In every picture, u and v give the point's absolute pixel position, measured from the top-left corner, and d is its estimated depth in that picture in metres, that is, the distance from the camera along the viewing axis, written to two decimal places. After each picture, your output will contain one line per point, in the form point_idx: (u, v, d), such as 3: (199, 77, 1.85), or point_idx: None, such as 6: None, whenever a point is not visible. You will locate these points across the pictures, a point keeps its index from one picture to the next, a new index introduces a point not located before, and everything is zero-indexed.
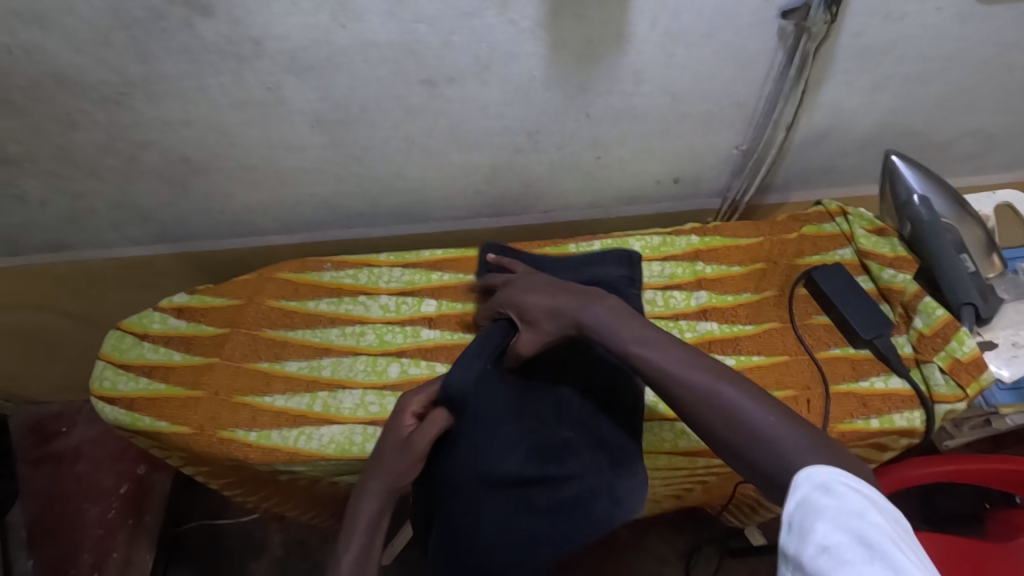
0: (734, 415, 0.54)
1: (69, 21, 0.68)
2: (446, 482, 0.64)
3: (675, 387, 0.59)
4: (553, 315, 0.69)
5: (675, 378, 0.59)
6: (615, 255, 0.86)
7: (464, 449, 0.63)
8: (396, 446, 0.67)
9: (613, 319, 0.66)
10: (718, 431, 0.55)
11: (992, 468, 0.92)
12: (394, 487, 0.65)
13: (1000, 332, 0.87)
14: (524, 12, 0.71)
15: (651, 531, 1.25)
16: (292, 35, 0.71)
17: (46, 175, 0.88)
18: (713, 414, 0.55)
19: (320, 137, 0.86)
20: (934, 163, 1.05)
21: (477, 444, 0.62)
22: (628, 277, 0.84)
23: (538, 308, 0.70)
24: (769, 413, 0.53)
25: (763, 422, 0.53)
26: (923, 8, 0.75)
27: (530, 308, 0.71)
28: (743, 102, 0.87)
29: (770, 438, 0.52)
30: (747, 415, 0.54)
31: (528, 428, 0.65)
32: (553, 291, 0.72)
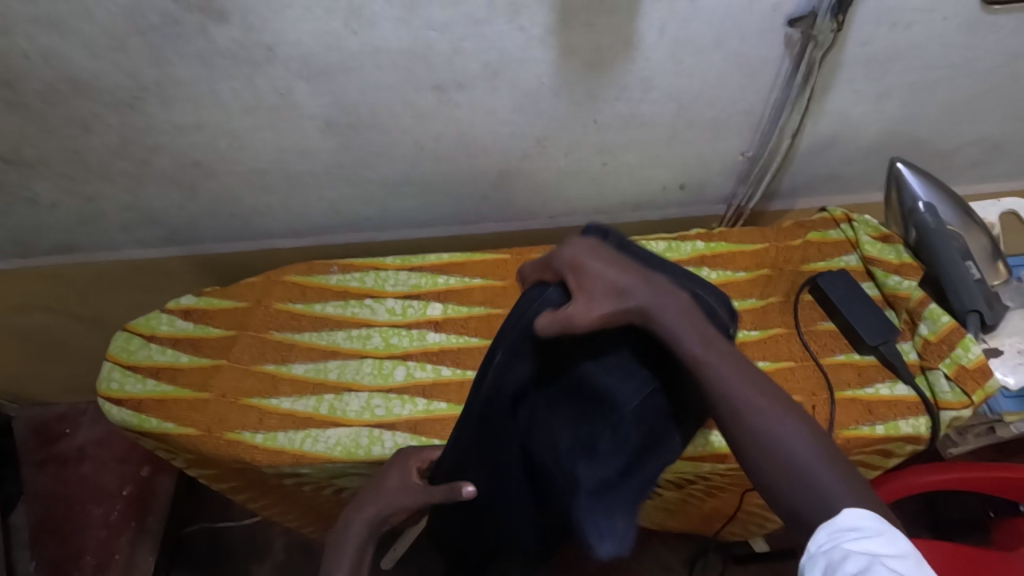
0: (787, 449, 0.53)
1: (86, 26, 0.69)
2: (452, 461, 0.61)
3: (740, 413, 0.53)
4: (618, 296, 0.50)
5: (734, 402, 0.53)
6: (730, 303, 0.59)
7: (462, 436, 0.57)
8: (394, 489, 0.67)
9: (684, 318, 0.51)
10: (760, 464, 0.53)
11: (995, 476, 0.93)
12: (381, 519, 0.66)
13: (1006, 339, 0.88)
14: (534, 20, 0.72)
15: (654, 537, 1.24)
16: (305, 41, 0.72)
17: (58, 177, 0.89)
18: (761, 447, 0.53)
19: (329, 141, 0.87)
20: (939, 171, 1.05)
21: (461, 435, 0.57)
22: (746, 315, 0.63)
23: (600, 281, 0.50)
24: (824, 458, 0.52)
25: (813, 461, 0.52)
26: (929, 17, 0.76)
27: (588, 280, 0.51)
28: (750, 110, 0.88)
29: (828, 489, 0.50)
30: (799, 451, 0.52)
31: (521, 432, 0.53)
32: (619, 267, 0.53)
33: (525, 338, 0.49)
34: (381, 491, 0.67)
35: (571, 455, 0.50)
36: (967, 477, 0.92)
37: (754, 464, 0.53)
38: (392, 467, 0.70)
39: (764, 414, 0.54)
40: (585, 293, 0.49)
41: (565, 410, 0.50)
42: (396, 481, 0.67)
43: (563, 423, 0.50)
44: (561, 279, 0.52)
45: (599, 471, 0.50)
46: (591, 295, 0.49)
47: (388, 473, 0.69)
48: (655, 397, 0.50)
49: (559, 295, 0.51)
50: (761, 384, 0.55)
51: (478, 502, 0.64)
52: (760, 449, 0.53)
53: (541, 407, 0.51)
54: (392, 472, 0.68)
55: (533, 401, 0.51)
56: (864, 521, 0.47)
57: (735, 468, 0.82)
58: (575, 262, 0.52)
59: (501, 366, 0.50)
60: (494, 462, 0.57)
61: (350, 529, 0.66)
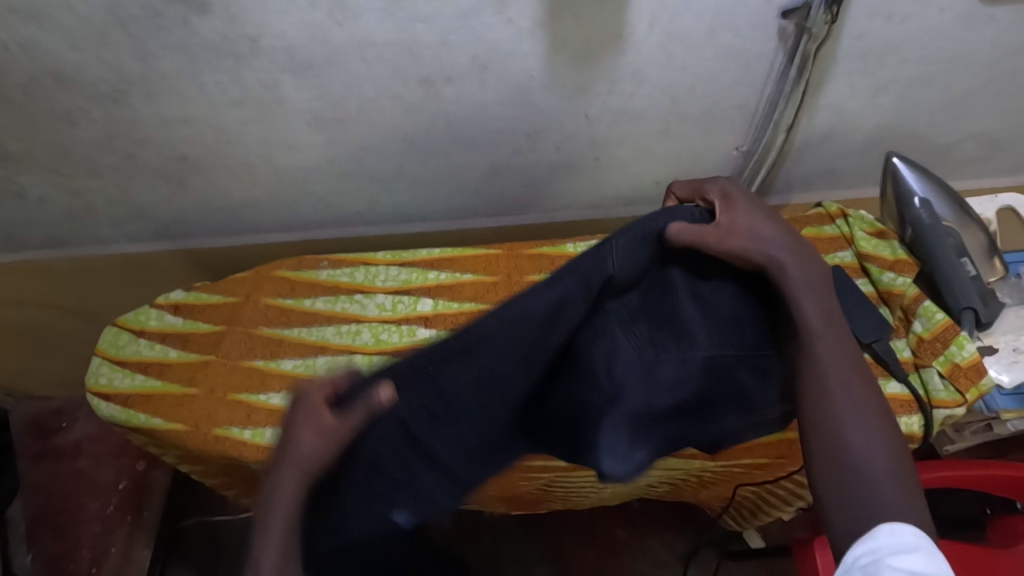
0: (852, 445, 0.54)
1: (67, 18, 0.68)
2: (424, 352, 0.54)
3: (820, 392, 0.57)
4: (749, 233, 0.60)
5: (827, 386, 0.56)
6: None
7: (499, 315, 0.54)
8: (306, 454, 0.49)
9: (806, 266, 0.59)
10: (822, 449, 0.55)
11: (990, 475, 0.92)
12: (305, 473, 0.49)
13: (1001, 337, 0.87)
14: (522, 11, 0.70)
15: (650, 533, 1.24)
16: (289, 33, 0.71)
17: (45, 172, 0.88)
18: (830, 438, 0.55)
19: (317, 135, 0.86)
20: (937, 166, 1.04)
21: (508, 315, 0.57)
22: None
23: (745, 220, 0.61)
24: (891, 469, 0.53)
25: (876, 468, 0.53)
26: (926, 10, 0.75)
27: (733, 215, 0.61)
28: (744, 103, 0.87)
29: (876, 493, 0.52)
30: (869, 461, 0.53)
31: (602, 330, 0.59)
32: (767, 216, 0.62)
33: (653, 238, 0.60)
34: (289, 467, 0.49)
35: (632, 367, 0.59)
36: (968, 475, 0.92)
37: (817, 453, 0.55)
38: (294, 423, 0.50)
39: (847, 417, 0.55)
40: (728, 224, 0.61)
41: (650, 324, 0.61)
42: (302, 446, 0.49)
43: (629, 335, 0.59)
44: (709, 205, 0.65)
45: (646, 393, 0.60)
46: (730, 230, 0.60)
47: (291, 441, 0.50)
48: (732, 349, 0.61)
49: (700, 215, 0.63)
50: (860, 388, 0.57)
51: (433, 406, 0.53)
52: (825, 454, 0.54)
53: (626, 313, 0.60)
54: (303, 432, 0.49)
55: (622, 311, 0.60)
56: (902, 538, 0.48)
57: (726, 464, 0.82)
58: (726, 194, 0.64)
59: (629, 249, 0.58)
60: (515, 356, 0.55)
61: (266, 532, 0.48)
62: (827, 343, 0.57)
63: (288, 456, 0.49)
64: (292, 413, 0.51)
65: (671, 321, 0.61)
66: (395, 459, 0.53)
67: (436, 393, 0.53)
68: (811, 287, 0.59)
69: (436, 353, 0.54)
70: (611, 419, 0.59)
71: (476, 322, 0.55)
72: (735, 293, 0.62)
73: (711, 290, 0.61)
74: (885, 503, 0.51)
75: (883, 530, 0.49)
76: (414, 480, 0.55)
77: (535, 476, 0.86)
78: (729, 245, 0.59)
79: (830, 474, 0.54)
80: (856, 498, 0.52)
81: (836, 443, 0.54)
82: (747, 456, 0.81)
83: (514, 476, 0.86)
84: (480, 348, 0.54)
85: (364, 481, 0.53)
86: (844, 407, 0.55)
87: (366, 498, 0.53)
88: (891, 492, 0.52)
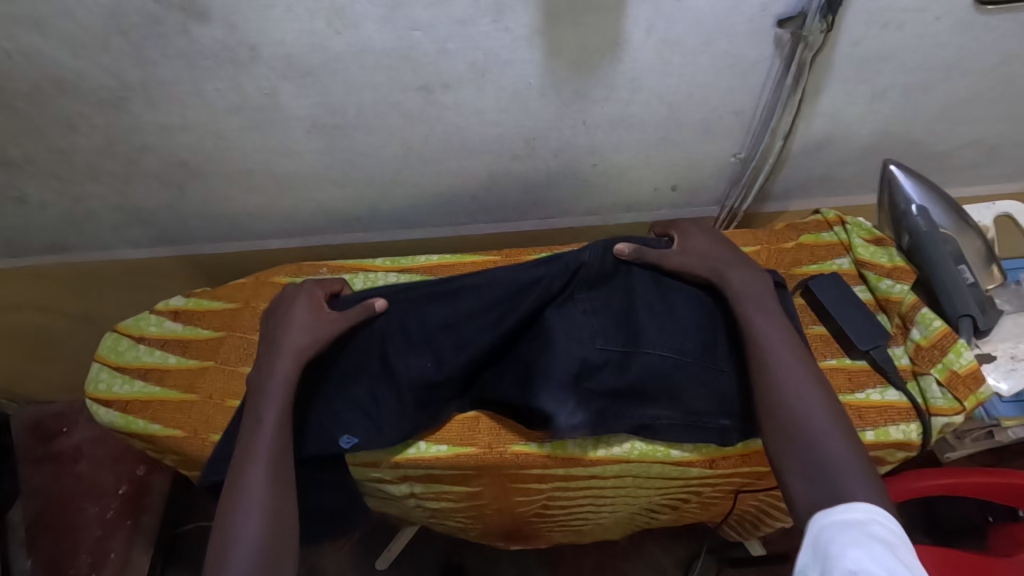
0: (812, 435, 0.63)
1: (68, 26, 0.68)
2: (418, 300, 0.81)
3: (777, 392, 0.67)
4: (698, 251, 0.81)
5: (770, 366, 0.69)
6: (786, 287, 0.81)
7: (492, 281, 0.80)
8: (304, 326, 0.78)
9: (747, 276, 0.78)
10: (783, 440, 0.64)
11: (993, 483, 0.91)
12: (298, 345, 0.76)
13: (1000, 345, 0.86)
14: (518, 19, 0.71)
15: (649, 539, 1.24)
16: (288, 41, 0.72)
17: (46, 177, 0.89)
18: (792, 431, 0.64)
19: (316, 141, 0.86)
20: (934, 173, 1.04)
21: (492, 286, 0.79)
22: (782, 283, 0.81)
23: (702, 243, 0.82)
24: (848, 453, 0.61)
25: (834, 452, 0.61)
26: (921, 18, 0.75)
27: (693, 235, 0.83)
28: (741, 111, 0.87)
29: (834, 471, 0.60)
30: (819, 430, 0.63)
31: (563, 316, 0.77)
32: (722, 246, 0.83)
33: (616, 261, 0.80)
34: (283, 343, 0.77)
35: (573, 335, 0.76)
36: (963, 483, 0.91)
37: (780, 442, 0.64)
38: (294, 307, 0.80)
39: (798, 393, 0.66)
40: (690, 244, 0.82)
41: (610, 314, 0.78)
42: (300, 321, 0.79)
43: (595, 313, 0.78)
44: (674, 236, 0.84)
45: (585, 358, 0.75)
46: (690, 250, 0.81)
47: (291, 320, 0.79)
48: (676, 343, 0.76)
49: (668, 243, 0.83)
50: (806, 373, 0.69)
51: (420, 333, 0.80)
52: (781, 427, 0.65)
53: (593, 296, 0.79)
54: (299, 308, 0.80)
55: (579, 306, 0.78)
56: (856, 513, 0.53)
57: (723, 474, 0.80)
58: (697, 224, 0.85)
59: (600, 252, 0.78)
60: (494, 313, 0.78)
61: (270, 376, 0.74)
62: (769, 328, 0.72)
63: (287, 330, 0.78)
64: (288, 306, 0.81)
65: (631, 304, 0.78)
66: (365, 361, 0.80)
67: (417, 319, 0.80)
68: (749, 294, 0.76)
69: (423, 296, 0.81)
70: (556, 373, 0.74)
71: (468, 278, 0.81)
72: (692, 299, 0.79)
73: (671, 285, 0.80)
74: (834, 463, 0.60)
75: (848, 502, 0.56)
76: (374, 386, 0.79)
77: (533, 486, 0.85)
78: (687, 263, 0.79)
79: (789, 446, 0.64)
80: (811, 463, 0.61)
81: (787, 415, 0.65)
82: (747, 465, 0.80)
83: (513, 487, 0.86)
84: (458, 295, 0.80)
85: (346, 378, 0.80)
86: (791, 386, 0.67)
87: (331, 384, 0.79)
88: (844, 458, 0.61)
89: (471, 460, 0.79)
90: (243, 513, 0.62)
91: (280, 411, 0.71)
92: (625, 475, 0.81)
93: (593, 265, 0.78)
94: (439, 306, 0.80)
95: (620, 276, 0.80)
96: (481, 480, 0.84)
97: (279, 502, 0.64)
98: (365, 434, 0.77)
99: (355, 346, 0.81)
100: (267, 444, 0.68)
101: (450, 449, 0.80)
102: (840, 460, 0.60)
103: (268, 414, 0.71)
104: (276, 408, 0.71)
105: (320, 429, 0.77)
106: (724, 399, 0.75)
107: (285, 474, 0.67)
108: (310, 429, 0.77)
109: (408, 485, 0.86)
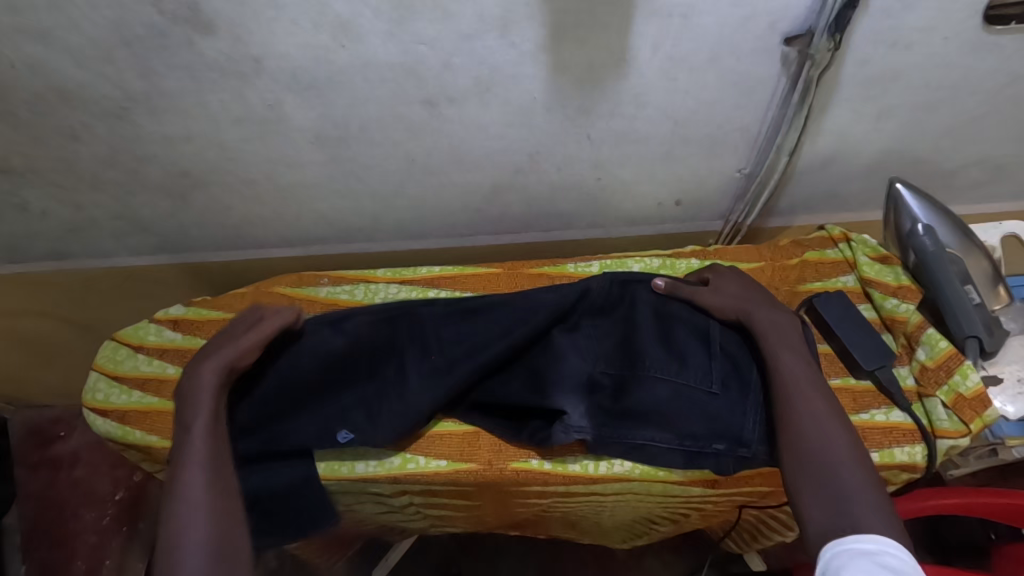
0: (833, 471, 0.62)
1: (72, 38, 0.68)
2: (434, 312, 0.83)
3: (802, 426, 0.66)
4: (718, 285, 0.83)
5: (790, 397, 0.69)
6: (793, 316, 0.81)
7: (514, 304, 0.82)
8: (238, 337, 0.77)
9: (772, 310, 0.78)
10: (803, 472, 0.64)
11: (995, 503, 0.90)
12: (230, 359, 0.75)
13: (1006, 367, 0.85)
14: (524, 36, 0.70)
15: (649, 553, 1.22)
16: (293, 54, 0.71)
17: (49, 186, 0.88)
18: (817, 465, 0.63)
19: (320, 153, 0.86)
20: (940, 190, 1.03)
21: (506, 309, 0.82)
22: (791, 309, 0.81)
23: (730, 281, 0.83)
24: (870, 493, 0.60)
25: (854, 490, 0.60)
26: (930, 39, 0.74)
27: (720, 273, 0.85)
28: (746, 128, 0.86)
29: (850, 508, 0.59)
30: (840, 465, 0.62)
31: (572, 338, 0.80)
32: (746, 286, 0.83)
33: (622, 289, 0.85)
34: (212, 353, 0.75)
35: (585, 353, 0.79)
36: (964, 502, 0.90)
37: (800, 476, 0.63)
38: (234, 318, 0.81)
39: (820, 428, 0.66)
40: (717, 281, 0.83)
41: (613, 340, 0.81)
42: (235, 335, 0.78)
43: (608, 341, 0.81)
44: (703, 277, 0.86)
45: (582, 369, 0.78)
46: (715, 286, 0.83)
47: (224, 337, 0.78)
48: (686, 367, 0.77)
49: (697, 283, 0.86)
50: (826, 404, 0.68)
51: (434, 340, 0.81)
52: (797, 455, 0.65)
53: (608, 324, 0.82)
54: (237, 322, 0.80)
55: (584, 328, 0.81)
56: (869, 543, 0.54)
57: (727, 493, 0.80)
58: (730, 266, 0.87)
59: (608, 284, 0.84)
60: (505, 329, 0.81)
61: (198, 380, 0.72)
62: (790, 362, 0.72)
63: (217, 346, 0.76)
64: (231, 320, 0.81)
65: (650, 327, 0.80)
66: (376, 363, 0.81)
67: (434, 331, 0.82)
68: (775, 329, 0.75)
69: (449, 312, 0.83)
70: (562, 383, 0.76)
71: (495, 299, 0.84)
72: (706, 327, 0.80)
73: (688, 313, 0.81)
74: (852, 492, 0.60)
75: (859, 531, 0.56)
76: (383, 383, 0.79)
77: (533, 500, 0.84)
78: (712, 299, 0.81)
79: (805, 472, 0.63)
80: (827, 490, 0.61)
81: (806, 445, 0.65)
82: (749, 484, 0.79)
83: (513, 502, 0.86)
84: (481, 312, 0.83)
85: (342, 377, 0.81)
86: (810, 417, 0.67)
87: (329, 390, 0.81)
88: (864, 490, 0.60)
89: (471, 477, 0.78)
90: (183, 520, 0.60)
91: (210, 421, 0.69)
92: (626, 492, 0.80)
93: (597, 290, 0.83)
94: (452, 317, 0.83)
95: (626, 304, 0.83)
96: (482, 495, 0.83)
97: (221, 506, 0.62)
98: (364, 434, 0.77)
99: (365, 347, 0.82)
100: (205, 446, 0.66)
101: (449, 465, 0.79)
102: (861, 499, 0.59)
103: (198, 423, 0.68)
104: (204, 420, 0.68)
105: (312, 425, 0.78)
106: (727, 424, 0.74)
107: (222, 475, 0.65)
108: (305, 419, 0.79)
109: (408, 498, 0.85)
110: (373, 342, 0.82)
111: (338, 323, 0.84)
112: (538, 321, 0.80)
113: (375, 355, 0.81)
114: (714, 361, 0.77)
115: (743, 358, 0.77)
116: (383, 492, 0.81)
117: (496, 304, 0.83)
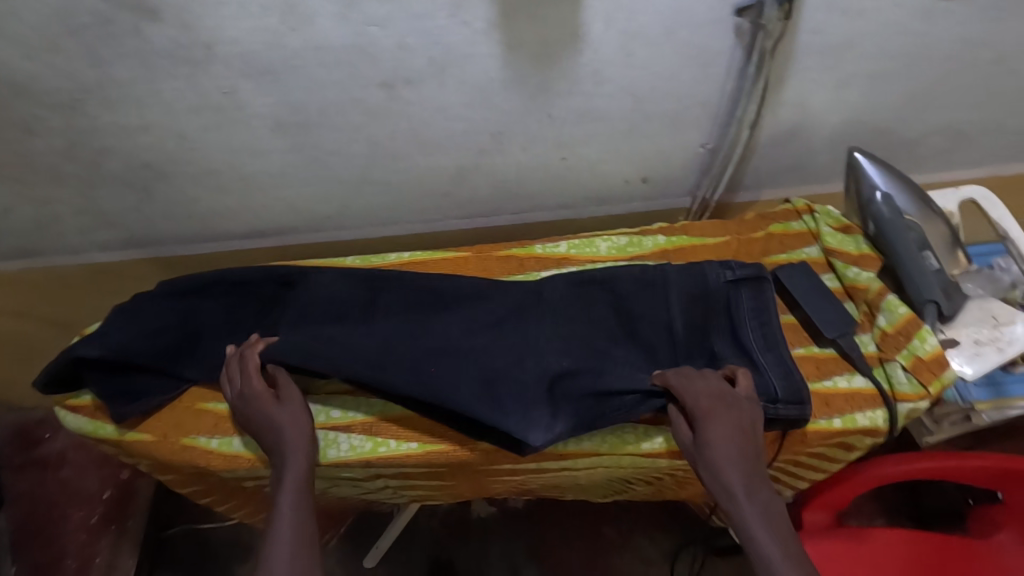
0: None
1: (16, 27, 0.68)
2: (384, 280, 0.88)
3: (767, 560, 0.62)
4: (710, 442, 0.68)
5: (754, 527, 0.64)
6: (752, 281, 0.82)
7: (457, 286, 0.88)
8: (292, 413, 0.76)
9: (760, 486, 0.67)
10: None
11: (977, 465, 0.91)
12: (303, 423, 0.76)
13: (963, 330, 0.84)
14: (476, 13, 0.70)
15: (638, 531, 1.24)
16: (244, 39, 0.71)
17: (10, 182, 0.88)
18: None
19: (281, 141, 0.86)
20: (905, 160, 1.04)
21: (444, 287, 0.88)
22: (759, 276, 0.82)
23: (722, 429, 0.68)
24: None
25: None
26: (881, 5, 0.75)
27: (710, 419, 0.69)
28: (707, 101, 0.86)
29: None
30: None
31: (536, 336, 0.81)
32: (742, 443, 0.68)
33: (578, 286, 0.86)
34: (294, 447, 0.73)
35: (547, 352, 0.80)
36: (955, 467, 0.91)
37: None
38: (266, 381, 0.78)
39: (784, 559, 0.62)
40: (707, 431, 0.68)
41: (576, 336, 0.82)
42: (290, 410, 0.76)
43: (570, 339, 0.81)
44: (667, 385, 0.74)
45: (546, 361, 0.78)
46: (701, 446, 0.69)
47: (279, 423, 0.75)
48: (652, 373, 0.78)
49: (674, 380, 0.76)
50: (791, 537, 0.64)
51: (383, 306, 0.86)
52: None
53: (568, 318, 0.83)
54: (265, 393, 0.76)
55: (546, 323, 0.83)
56: None
57: None
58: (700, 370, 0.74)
59: (564, 285, 0.86)
60: (461, 314, 0.85)
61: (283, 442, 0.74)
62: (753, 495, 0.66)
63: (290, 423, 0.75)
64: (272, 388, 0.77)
65: (611, 326, 0.83)
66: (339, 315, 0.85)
67: (388, 301, 0.87)
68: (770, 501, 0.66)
69: (405, 282, 0.88)
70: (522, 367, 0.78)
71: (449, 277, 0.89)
72: (670, 323, 0.81)
73: (649, 309, 0.82)
74: None
75: None
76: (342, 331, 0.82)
77: (507, 477, 0.85)
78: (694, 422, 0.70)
79: None
80: None
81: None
82: None
83: (487, 479, 0.86)
84: (433, 285, 0.88)
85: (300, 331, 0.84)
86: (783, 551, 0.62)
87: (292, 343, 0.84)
88: None
89: (442, 458, 0.79)
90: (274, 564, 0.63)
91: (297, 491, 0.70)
92: (597, 466, 0.81)
93: (552, 288, 0.86)
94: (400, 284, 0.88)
95: (588, 303, 0.85)
96: (455, 474, 0.84)
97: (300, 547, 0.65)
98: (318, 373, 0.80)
99: (319, 303, 0.86)
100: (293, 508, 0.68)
101: (420, 447, 0.79)
102: None
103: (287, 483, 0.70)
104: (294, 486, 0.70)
105: None
106: None
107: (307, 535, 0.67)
108: None
109: (383, 481, 0.86)
110: (330, 302, 0.86)
111: (306, 274, 0.89)
112: (487, 313, 0.84)
113: (324, 314, 0.85)
114: (679, 357, 0.80)
115: (700, 341, 0.80)
116: (358, 474, 0.82)
117: (442, 279, 0.89)
